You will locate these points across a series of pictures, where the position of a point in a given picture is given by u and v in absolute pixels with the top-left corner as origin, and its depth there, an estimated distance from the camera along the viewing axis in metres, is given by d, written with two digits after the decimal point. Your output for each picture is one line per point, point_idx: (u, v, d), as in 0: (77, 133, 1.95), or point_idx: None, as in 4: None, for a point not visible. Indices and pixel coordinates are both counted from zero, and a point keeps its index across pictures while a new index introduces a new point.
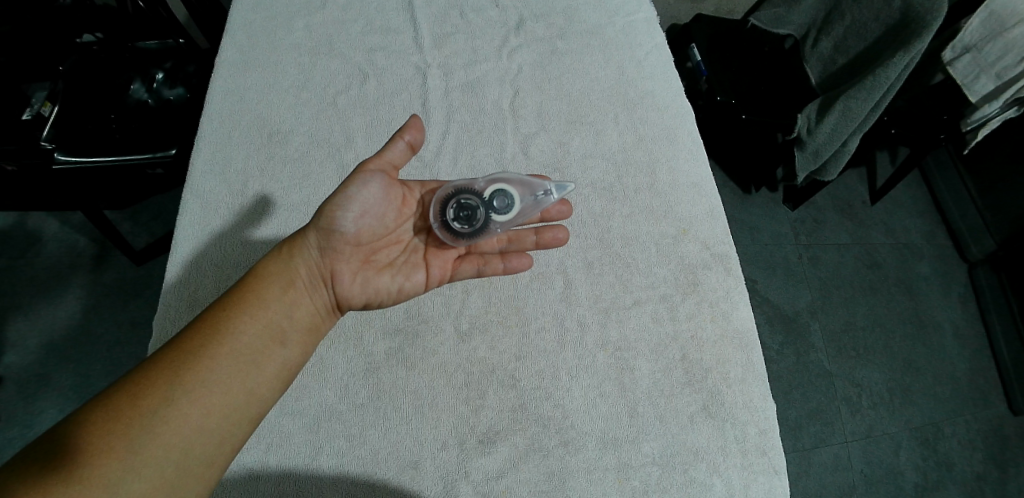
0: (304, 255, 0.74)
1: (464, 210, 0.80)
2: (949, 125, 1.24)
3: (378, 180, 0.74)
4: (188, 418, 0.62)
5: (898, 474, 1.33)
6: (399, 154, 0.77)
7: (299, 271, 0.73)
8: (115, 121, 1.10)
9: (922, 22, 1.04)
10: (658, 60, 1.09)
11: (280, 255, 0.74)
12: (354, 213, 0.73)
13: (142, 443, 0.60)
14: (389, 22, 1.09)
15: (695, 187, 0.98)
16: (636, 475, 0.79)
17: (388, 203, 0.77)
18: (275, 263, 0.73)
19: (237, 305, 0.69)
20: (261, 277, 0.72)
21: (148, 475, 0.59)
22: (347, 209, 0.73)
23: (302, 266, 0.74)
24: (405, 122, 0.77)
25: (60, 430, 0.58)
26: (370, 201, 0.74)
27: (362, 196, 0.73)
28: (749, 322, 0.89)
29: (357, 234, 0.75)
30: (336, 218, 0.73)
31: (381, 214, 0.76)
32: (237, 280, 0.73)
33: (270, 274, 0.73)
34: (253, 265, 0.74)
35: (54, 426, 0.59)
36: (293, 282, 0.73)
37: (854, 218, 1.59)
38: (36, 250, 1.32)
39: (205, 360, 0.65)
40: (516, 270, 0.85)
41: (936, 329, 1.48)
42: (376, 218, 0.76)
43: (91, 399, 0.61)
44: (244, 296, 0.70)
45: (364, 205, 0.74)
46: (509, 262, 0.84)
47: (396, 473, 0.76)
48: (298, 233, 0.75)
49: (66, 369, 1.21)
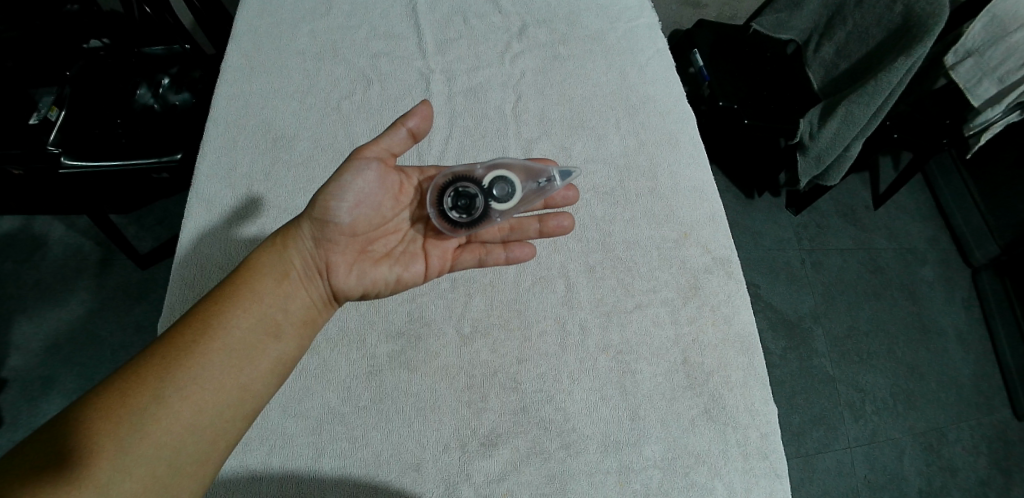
0: (298, 246, 0.75)
1: (463, 198, 0.80)
2: (952, 129, 1.24)
3: (375, 169, 0.75)
4: (179, 415, 0.63)
5: (901, 480, 1.32)
6: (397, 140, 0.77)
7: (293, 263, 0.74)
8: (121, 126, 1.11)
9: (922, 27, 1.04)
10: (660, 65, 1.10)
11: (274, 246, 0.74)
12: (349, 203, 0.74)
13: (132, 442, 0.60)
14: (393, 28, 1.10)
15: (696, 191, 0.98)
16: (637, 478, 0.79)
17: (384, 193, 0.77)
18: (268, 255, 0.74)
19: (229, 298, 0.70)
20: (254, 269, 0.73)
21: (139, 475, 0.59)
22: (342, 198, 0.73)
23: (296, 258, 0.74)
24: (411, 110, 0.77)
25: (48, 431, 0.59)
26: (365, 190, 0.75)
27: (357, 186, 0.74)
28: (750, 325, 0.89)
29: (352, 225, 0.75)
30: (330, 209, 0.73)
31: (377, 204, 0.76)
32: (231, 272, 0.74)
33: (264, 266, 0.73)
34: (247, 257, 0.75)
35: (45, 425, 0.59)
36: (287, 274, 0.73)
37: (856, 223, 1.59)
38: (41, 254, 1.33)
39: (197, 356, 0.66)
40: (518, 259, 0.86)
41: (938, 334, 1.48)
42: (370, 208, 0.76)
43: (84, 396, 0.62)
44: (237, 289, 0.71)
45: (359, 195, 0.74)
46: (512, 251, 0.85)
47: (397, 476, 0.76)
48: (292, 224, 0.76)
49: (70, 371, 1.22)
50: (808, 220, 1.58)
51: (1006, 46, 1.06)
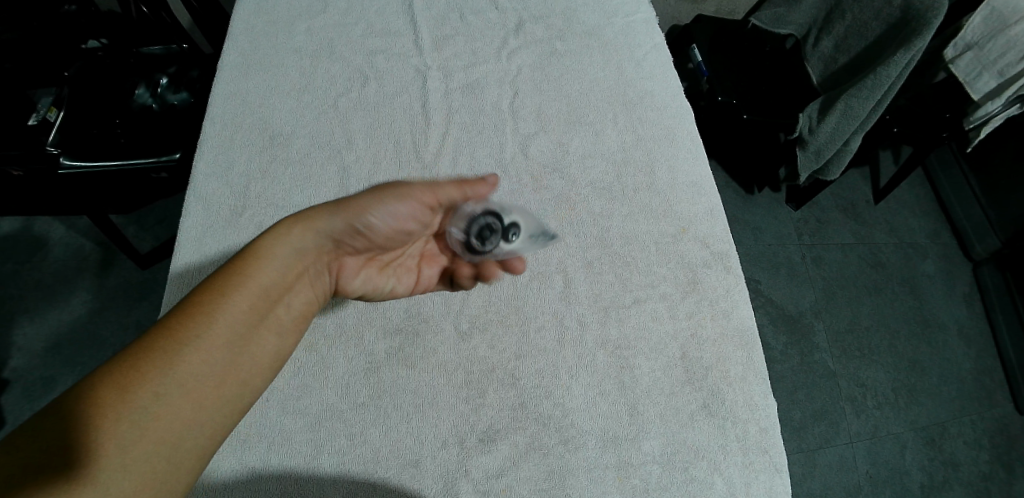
0: (314, 243, 0.70)
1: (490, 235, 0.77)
2: (952, 123, 1.24)
3: (418, 206, 0.75)
4: (180, 412, 0.58)
5: (903, 474, 1.31)
6: (449, 186, 0.77)
7: (306, 258, 0.70)
8: (120, 126, 1.11)
9: (921, 20, 1.03)
10: (657, 59, 1.09)
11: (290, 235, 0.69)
12: (383, 221, 0.74)
13: (129, 441, 0.55)
14: (390, 25, 1.10)
15: (694, 185, 0.98)
16: (636, 473, 0.78)
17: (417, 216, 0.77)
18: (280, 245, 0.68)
19: (233, 287, 0.64)
20: (264, 258, 0.67)
21: (138, 476, 0.55)
22: (379, 217, 0.73)
23: (311, 254, 0.70)
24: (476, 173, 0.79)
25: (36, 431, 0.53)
26: (401, 213, 0.74)
27: (396, 208, 0.74)
28: (749, 320, 0.89)
29: (377, 238, 0.75)
30: (365, 221, 0.72)
31: (407, 225, 0.76)
32: (232, 257, 0.67)
33: (275, 257, 0.68)
34: (252, 241, 0.68)
35: (29, 421, 0.53)
36: (298, 268, 0.69)
37: (856, 218, 1.59)
38: (42, 255, 1.33)
39: (199, 350, 0.61)
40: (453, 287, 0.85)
41: (940, 328, 1.48)
42: (400, 226, 0.76)
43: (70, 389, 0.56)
44: (243, 280, 0.65)
45: (395, 216, 0.74)
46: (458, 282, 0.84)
47: (396, 472, 0.76)
48: (315, 213, 0.70)
49: (71, 370, 1.22)
50: (808, 216, 1.58)
51: (1006, 39, 1.05)
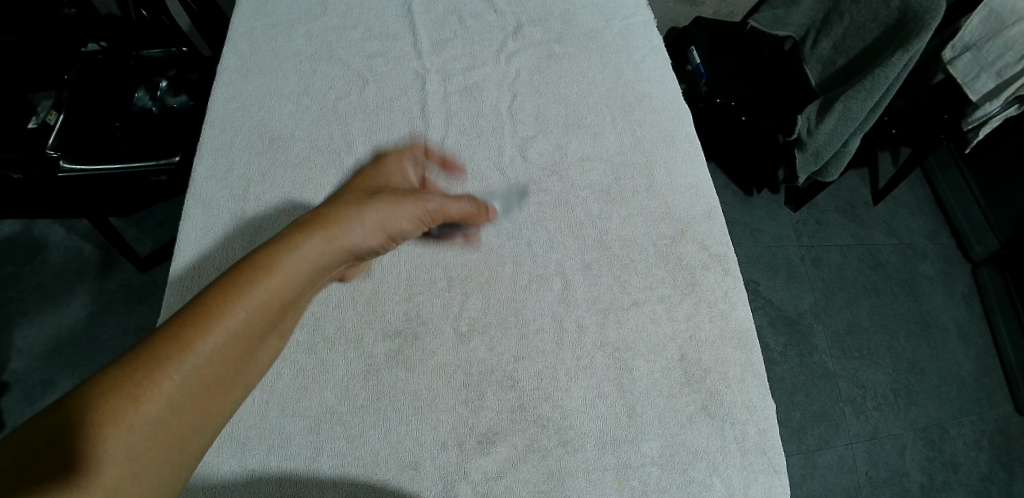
0: (337, 252, 0.66)
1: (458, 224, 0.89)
2: (950, 124, 1.25)
3: (424, 228, 0.77)
4: (192, 423, 0.55)
5: (903, 476, 1.31)
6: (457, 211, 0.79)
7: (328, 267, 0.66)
8: (120, 129, 1.11)
9: (921, 20, 1.03)
10: (656, 62, 1.10)
11: (318, 246, 0.64)
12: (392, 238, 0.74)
13: (139, 452, 0.51)
14: (389, 28, 1.10)
15: (693, 188, 0.98)
16: (635, 475, 0.78)
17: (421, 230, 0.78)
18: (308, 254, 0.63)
19: (257, 291, 0.59)
20: (290, 265, 0.61)
21: (146, 487, 0.52)
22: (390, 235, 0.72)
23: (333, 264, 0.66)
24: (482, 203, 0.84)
25: (35, 437, 0.48)
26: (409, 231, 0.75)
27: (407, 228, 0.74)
28: (748, 321, 0.89)
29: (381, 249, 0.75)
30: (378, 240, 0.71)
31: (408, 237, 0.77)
32: (253, 256, 0.61)
33: (303, 265, 0.62)
34: (277, 244, 0.62)
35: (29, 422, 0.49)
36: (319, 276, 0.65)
37: (855, 219, 1.59)
38: (42, 258, 1.33)
39: (218, 360, 0.56)
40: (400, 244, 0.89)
41: (939, 329, 1.48)
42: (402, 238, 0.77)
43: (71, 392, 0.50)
44: (268, 287, 0.60)
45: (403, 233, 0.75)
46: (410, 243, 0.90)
47: (395, 474, 0.76)
48: (342, 228, 0.66)
49: (71, 373, 1.23)
50: (807, 217, 1.58)
51: (1005, 40, 1.06)
